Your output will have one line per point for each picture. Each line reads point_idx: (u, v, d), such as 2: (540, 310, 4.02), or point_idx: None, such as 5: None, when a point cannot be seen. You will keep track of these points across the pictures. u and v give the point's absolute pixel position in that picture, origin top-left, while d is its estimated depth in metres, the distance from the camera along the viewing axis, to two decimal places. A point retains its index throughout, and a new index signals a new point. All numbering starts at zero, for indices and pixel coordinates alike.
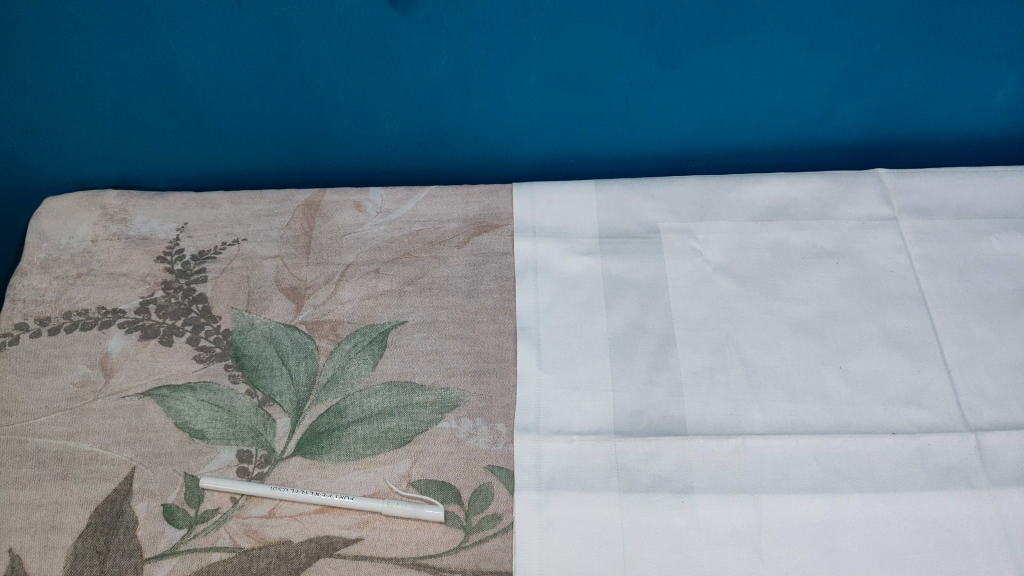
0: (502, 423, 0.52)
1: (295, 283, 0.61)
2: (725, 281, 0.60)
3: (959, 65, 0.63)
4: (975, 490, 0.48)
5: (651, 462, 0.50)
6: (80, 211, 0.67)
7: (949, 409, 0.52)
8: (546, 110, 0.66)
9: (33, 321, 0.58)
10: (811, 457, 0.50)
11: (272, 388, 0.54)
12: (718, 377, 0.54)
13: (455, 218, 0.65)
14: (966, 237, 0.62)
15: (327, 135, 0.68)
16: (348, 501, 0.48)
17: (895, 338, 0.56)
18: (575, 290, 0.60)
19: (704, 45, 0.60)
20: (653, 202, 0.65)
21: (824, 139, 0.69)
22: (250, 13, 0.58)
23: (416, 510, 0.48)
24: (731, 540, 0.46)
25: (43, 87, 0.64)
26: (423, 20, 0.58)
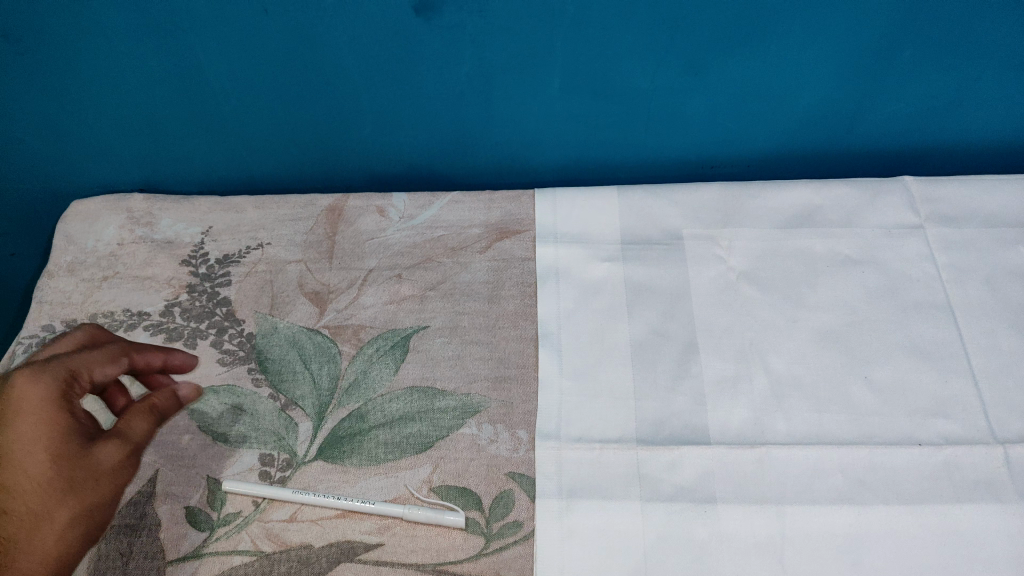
0: (523, 429, 0.52)
1: (318, 287, 0.61)
2: (749, 289, 0.59)
3: (988, 72, 0.62)
4: (1002, 503, 0.47)
5: (674, 471, 0.50)
6: (106, 214, 0.68)
7: (976, 421, 0.51)
8: (568, 117, 0.66)
9: (59, 324, 0.59)
10: (835, 467, 0.49)
11: (295, 392, 0.54)
12: (742, 386, 0.54)
13: (477, 224, 0.65)
14: (994, 246, 0.61)
15: (350, 141, 0.69)
16: (369, 506, 0.48)
17: (920, 349, 0.55)
18: (597, 297, 0.60)
19: (729, 52, 0.60)
20: (676, 208, 0.64)
21: (849, 145, 0.69)
22: (275, 20, 0.58)
23: (437, 516, 0.48)
24: (754, 551, 0.46)
25: (72, 92, 0.65)
26: (447, 27, 0.58)
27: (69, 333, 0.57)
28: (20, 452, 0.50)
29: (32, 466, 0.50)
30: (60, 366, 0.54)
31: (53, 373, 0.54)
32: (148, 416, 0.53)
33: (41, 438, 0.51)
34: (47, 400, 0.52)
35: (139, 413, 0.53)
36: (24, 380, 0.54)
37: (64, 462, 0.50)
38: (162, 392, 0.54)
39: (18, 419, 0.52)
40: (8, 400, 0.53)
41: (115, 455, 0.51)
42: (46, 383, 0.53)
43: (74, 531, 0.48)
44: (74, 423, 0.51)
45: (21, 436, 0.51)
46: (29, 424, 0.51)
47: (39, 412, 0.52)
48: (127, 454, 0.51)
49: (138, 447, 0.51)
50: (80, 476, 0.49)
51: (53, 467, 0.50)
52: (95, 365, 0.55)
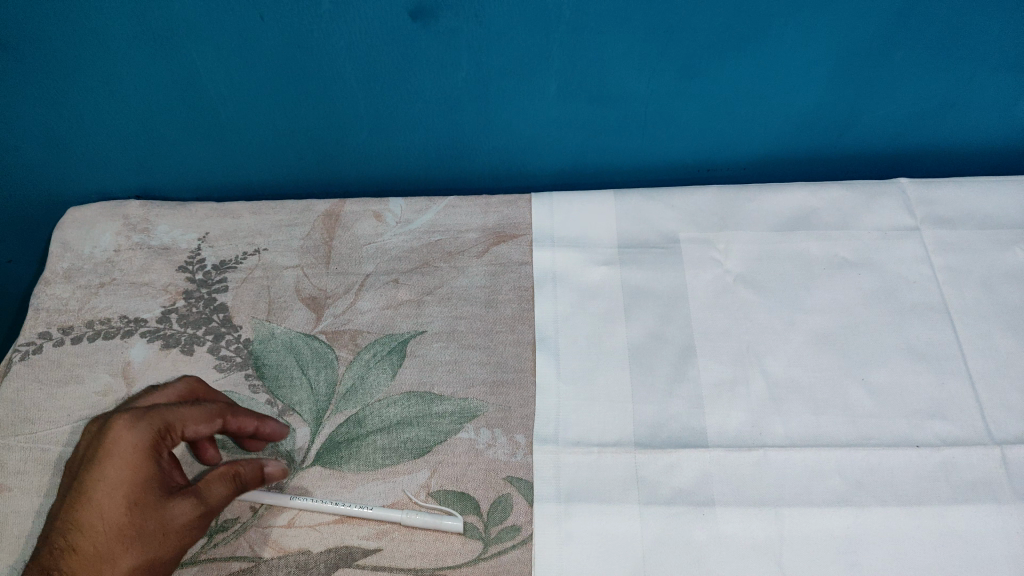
0: (521, 433, 0.52)
1: (315, 293, 0.61)
2: (746, 292, 0.59)
3: (982, 74, 0.62)
4: (1000, 504, 0.47)
5: (672, 474, 0.50)
6: (103, 221, 0.68)
7: (973, 422, 0.52)
8: (565, 121, 0.66)
9: (56, 330, 0.59)
10: (834, 469, 0.49)
11: (292, 398, 0.54)
12: (739, 388, 0.54)
13: (474, 228, 0.65)
14: (990, 247, 0.61)
15: (347, 146, 0.69)
16: (368, 511, 0.48)
17: (917, 350, 0.56)
18: (594, 301, 0.60)
19: (725, 55, 0.60)
20: (673, 212, 0.65)
21: (845, 148, 0.69)
22: (272, 26, 0.58)
23: (436, 521, 0.47)
24: (752, 554, 0.46)
25: (69, 99, 0.65)
26: (443, 32, 0.58)
27: (167, 383, 0.49)
28: (102, 496, 0.43)
29: (114, 517, 0.43)
30: (158, 415, 0.46)
31: (152, 423, 0.45)
32: (227, 483, 0.46)
33: (132, 485, 0.44)
34: (144, 447, 0.45)
35: (217, 476, 0.46)
36: (120, 426, 0.45)
37: (142, 513, 0.43)
38: (248, 461, 0.47)
39: (108, 464, 0.44)
40: (103, 443, 0.44)
41: (186, 514, 0.44)
42: (151, 430, 0.45)
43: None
44: (161, 472, 0.45)
45: (107, 483, 0.44)
46: (122, 471, 0.44)
47: (128, 460, 0.44)
48: (198, 519, 0.45)
49: (210, 513, 0.46)
50: (149, 533, 0.43)
51: (132, 519, 0.43)
52: (194, 420, 0.47)
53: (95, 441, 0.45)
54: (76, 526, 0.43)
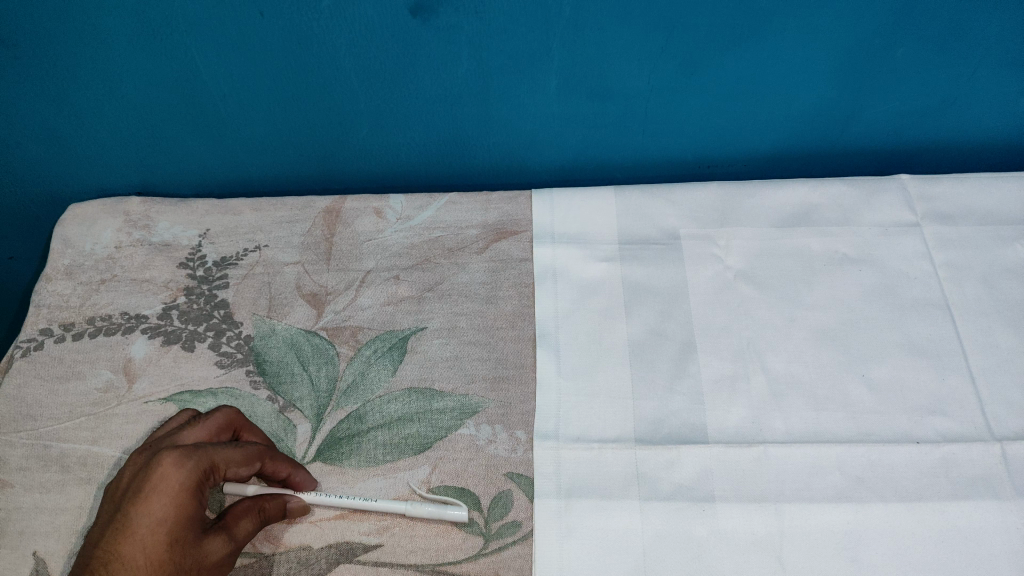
0: (521, 429, 0.52)
1: (316, 289, 0.61)
2: (746, 288, 0.59)
3: (983, 70, 0.62)
4: (1000, 499, 0.48)
5: (672, 470, 0.50)
6: (104, 217, 0.68)
7: (973, 417, 0.52)
8: (566, 117, 0.66)
9: (57, 327, 0.59)
10: (833, 465, 0.50)
11: (293, 394, 0.54)
12: (740, 384, 0.54)
13: (474, 224, 0.65)
14: (991, 243, 0.61)
15: (348, 143, 0.69)
16: (370, 504, 0.48)
17: (918, 347, 0.55)
18: (594, 297, 0.60)
19: (726, 51, 0.60)
20: (674, 208, 0.64)
21: (845, 144, 0.69)
22: (272, 22, 0.58)
23: (439, 510, 0.48)
24: (753, 549, 0.46)
25: (69, 95, 0.65)
26: (443, 28, 0.58)
27: (207, 415, 0.49)
28: (145, 532, 0.43)
29: (155, 554, 0.42)
30: (205, 453, 0.46)
31: (200, 461, 0.45)
32: (254, 518, 0.46)
33: (175, 521, 0.44)
34: (192, 483, 0.45)
35: (245, 512, 0.46)
36: (169, 463, 0.45)
37: (182, 551, 0.43)
38: (273, 497, 0.47)
39: (155, 500, 0.44)
40: (150, 478, 0.44)
41: (219, 552, 0.44)
42: (198, 470, 0.45)
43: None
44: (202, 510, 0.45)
45: (151, 519, 0.43)
46: (169, 506, 0.44)
47: (175, 495, 0.44)
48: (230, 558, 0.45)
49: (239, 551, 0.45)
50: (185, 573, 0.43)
51: (171, 557, 0.43)
52: (237, 459, 0.46)
53: (140, 473, 0.45)
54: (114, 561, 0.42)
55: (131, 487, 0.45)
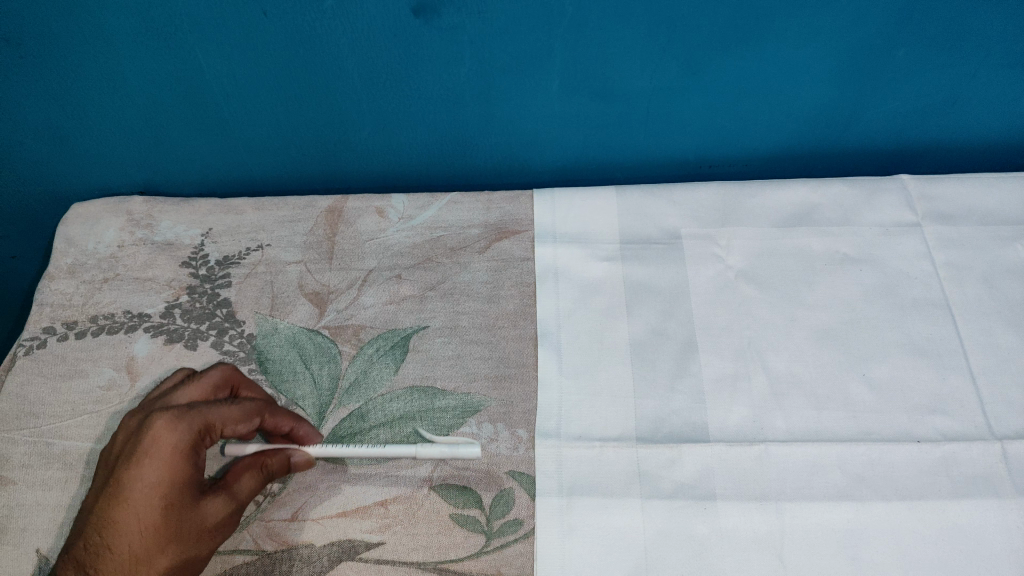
0: (523, 428, 0.52)
1: (318, 288, 0.62)
2: (747, 287, 0.60)
3: (984, 71, 0.62)
4: (1000, 498, 0.48)
5: (673, 468, 0.50)
6: (107, 216, 0.68)
7: (974, 416, 0.52)
8: (567, 117, 0.66)
9: (60, 325, 0.59)
10: (834, 464, 0.50)
11: (295, 393, 0.55)
12: (741, 383, 0.54)
13: (476, 224, 0.66)
14: (992, 243, 0.61)
15: (350, 142, 0.69)
16: (387, 450, 0.50)
17: (919, 346, 0.56)
18: (595, 297, 0.60)
19: (727, 52, 0.60)
20: (675, 208, 0.65)
21: (846, 145, 0.69)
22: (275, 22, 0.58)
23: (454, 450, 0.50)
24: (754, 547, 0.46)
25: (72, 94, 0.65)
26: (446, 28, 0.58)
27: (204, 373, 0.50)
28: (138, 496, 0.44)
29: (150, 516, 0.44)
30: (197, 415, 0.47)
31: (193, 423, 0.47)
32: (255, 473, 0.48)
33: (169, 484, 0.45)
34: (183, 446, 0.46)
35: (245, 469, 0.48)
36: (162, 426, 0.46)
37: (178, 515, 0.45)
38: (277, 452, 0.49)
39: (148, 463, 0.45)
40: (143, 442, 0.46)
41: (219, 512, 0.46)
42: (191, 431, 0.47)
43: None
44: (196, 471, 0.46)
45: (145, 482, 0.45)
46: (162, 470, 0.45)
47: (167, 459, 0.45)
48: (232, 516, 0.46)
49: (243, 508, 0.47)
50: (185, 532, 0.45)
51: (167, 521, 0.44)
52: (232, 420, 0.48)
53: (133, 438, 0.46)
54: (111, 525, 0.44)
55: (126, 451, 0.46)
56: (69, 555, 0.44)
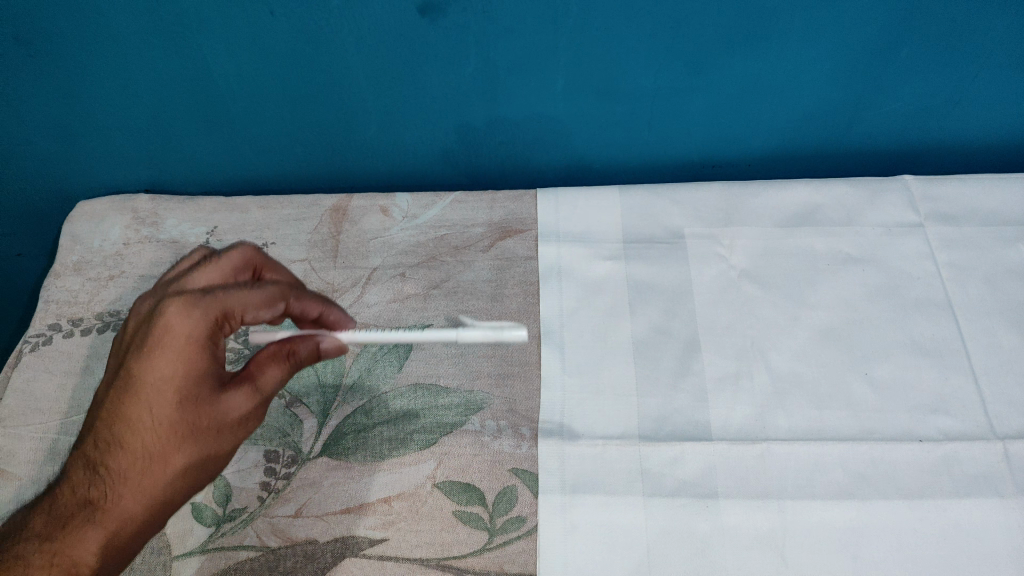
0: (526, 426, 0.52)
1: (323, 286, 0.62)
2: (750, 287, 0.60)
3: (987, 73, 0.62)
4: (1002, 497, 0.48)
5: (676, 466, 0.50)
6: (113, 214, 0.68)
7: (975, 415, 0.52)
8: (571, 116, 0.66)
9: (66, 322, 0.60)
10: (836, 463, 0.50)
11: (300, 390, 0.55)
12: (743, 382, 0.54)
13: (480, 223, 0.66)
14: (994, 244, 0.61)
15: (355, 141, 0.70)
16: (427, 335, 0.54)
17: (921, 346, 0.56)
18: (598, 295, 0.60)
19: (731, 52, 0.60)
20: (678, 207, 0.65)
21: (849, 145, 0.69)
22: (282, 21, 0.59)
23: (496, 333, 0.53)
24: (756, 545, 0.46)
25: (79, 92, 0.66)
26: (451, 27, 0.58)
27: (224, 255, 0.51)
28: (152, 391, 0.45)
29: (165, 413, 0.45)
30: (216, 303, 0.47)
31: (207, 312, 0.47)
32: (281, 364, 0.49)
33: (183, 378, 0.46)
34: (198, 339, 0.46)
35: (269, 359, 0.49)
36: (176, 314, 0.46)
37: (194, 409, 0.46)
38: (305, 341, 0.50)
39: (163, 356, 0.45)
40: (157, 332, 0.46)
41: (240, 408, 0.47)
42: (207, 318, 0.47)
43: (167, 486, 0.46)
44: (212, 364, 0.47)
45: (159, 375, 0.45)
46: (176, 364, 0.46)
47: (181, 353, 0.46)
48: (252, 408, 0.48)
49: (265, 399, 0.49)
50: (202, 425, 0.46)
51: (182, 416, 0.46)
52: (252, 306, 0.48)
53: (147, 326, 0.47)
54: (125, 420, 0.45)
55: (139, 340, 0.46)
56: (82, 449, 0.46)
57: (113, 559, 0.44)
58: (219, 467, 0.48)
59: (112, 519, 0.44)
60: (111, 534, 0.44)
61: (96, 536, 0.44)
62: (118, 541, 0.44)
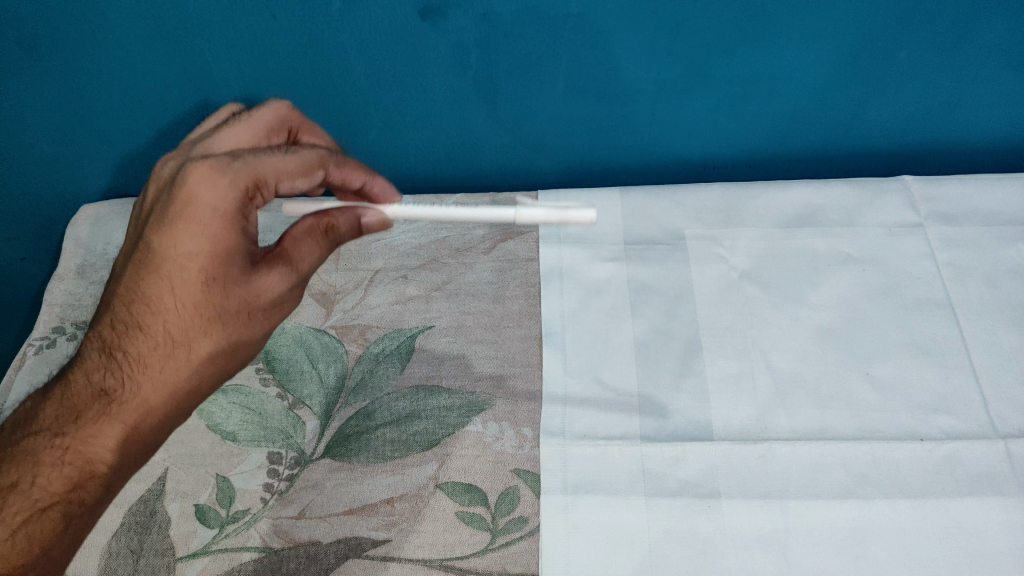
0: (528, 426, 0.53)
1: (325, 288, 0.62)
2: (751, 288, 0.60)
3: (985, 73, 0.62)
4: (1004, 497, 0.48)
5: (678, 466, 0.50)
6: (115, 218, 0.69)
7: (977, 415, 0.52)
8: (572, 119, 0.67)
9: (70, 325, 0.60)
10: (837, 462, 0.50)
11: (303, 392, 0.55)
12: (745, 382, 0.54)
13: (481, 225, 0.66)
14: (995, 243, 0.61)
15: (357, 144, 0.70)
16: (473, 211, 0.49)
17: (922, 346, 0.56)
18: (600, 297, 0.60)
19: (730, 53, 0.60)
20: (679, 209, 0.65)
21: (849, 146, 0.70)
22: (283, 25, 0.59)
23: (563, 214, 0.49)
24: (758, 545, 0.46)
25: (82, 97, 0.66)
26: (452, 30, 0.59)
27: (258, 113, 0.51)
28: (175, 269, 0.46)
29: (190, 294, 0.46)
30: (246, 168, 0.45)
31: (235, 180, 0.45)
32: (317, 239, 0.49)
33: (206, 256, 0.45)
34: (224, 212, 0.45)
35: (304, 235, 0.49)
36: (202, 184, 0.45)
37: (221, 288, 0.46)
38: (344, 213, 0.49)
39: (187, 230, 0.45)
40: (181, 202, 0.45)
41: (274, 289, 0.48)
42: (234, 188, 0.45)
43: (187, 375, 0.48)
44: (239, 241, 0.46)
45: (183, 251, 0.45)
46: (199, 241, 0.45)
47: (205, 230, 0.45)
48: (281, 288, 0.48)
49: (298, 278, 0.49)
50: (231, 307, 0.47)
51: (207, 299, 0.46)
52: (285, 175, 0.47)
53: (172, 190, 0.45)
54: (146, 301, 0.46)
55: (162, 210, 0.46)
56: (99, 329, 0.48)
57: (133, 448, 0.47)
58: (242, 348, 0.50)
59: (130, 411, 0.47)
60: (129, 427, 0.47)
61: (112, 430, 0.46)
62: (136, 435, 0.47)
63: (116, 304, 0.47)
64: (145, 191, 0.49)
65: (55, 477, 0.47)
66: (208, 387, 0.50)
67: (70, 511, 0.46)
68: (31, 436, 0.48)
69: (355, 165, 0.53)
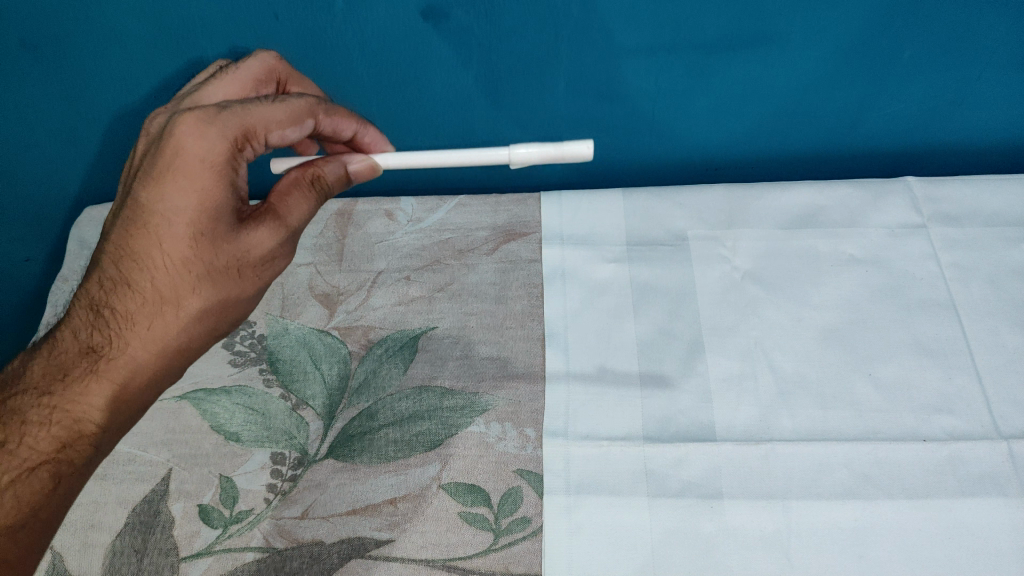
0: (531, 427, 0.53)
1: (328, 289, 0.63)
2: (754, 288, 0.60)
3: (987, 73, 0.62)
4: (1007, 497, 0.48)
5: (680, 467, 0.50)
6: None
7: (980, 416, 0.52)
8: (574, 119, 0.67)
9: None
10: (840, 463, 0.50)
11: (306, 392, 0.55)
12: (747, 383, 0.54)
13: (484, 226, 0.66)
14: (998, 244, 0.61)
15: None
16: (462, 159, 0.54)
17: (925, 347, 0.56)
18: (602, 297, 0.60)
19: (732, 52, 0.60)
20: (681, 209, 0.65)
21: (851, 147, 0.69)
22: (286, 24, 0.60)
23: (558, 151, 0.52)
24: (760, 545, 0.46)
25: (87, 98, 0.67)
26: (455, 30, 0.59)
27: (245, 68, 0.53)
28: (162, 223, 0.47)
29: (178, 249, 0.47)
30: (234, 120, 0.47)
31: (222, 132, 0.47)
32: (306, 193, 0.52)
33: (194, 211, 0.47)
34: (212, 164, 0.46)
35: (292, 186, 0.51)
36: (190, 137, 0.46)
37: (209, 244, 0.47)
38: (335, 160, 0.54)
39: (174, 185, 0.46)
40: (169, 155, 0.46)
41: (262, 245, 0.50)
42: (222, 139, 0.47)
43: (177, 331, 0.49)
44: (226, 196, 0.47)
45: (171, 206, 0.46)
46: (186, 196, 0.46)
47: (194, 183, 0.46)
48: (269, 244, 0.50)
49: (288, 233, 0.51)
50: (221, 263, 0.48)
51: (195, 256, 0.47)
52: (273, 125, 0.49)
53: (162, 144, 0.47)
54: (133, 258, 0.47)
55: (150, 163, 0.47)
56: (87, 287, 0.49)
57: (124, 405, 0.49)
58: (232, 306, 0.51)
59: (120, 367, 0.48)
60: (118, 386, 0.48)
61: (102, 389, 0.48)
62: (127, 394, 0.49)
63: (105, 261, 0.48)
64: (135, 144, 0.50)
65: (43, 436, 0.47)
66: (198, 345, 0.51)
67: (59, 470, 0.47)
68: (18, 395, 0.48)
69: (346, 116, 0.55)
